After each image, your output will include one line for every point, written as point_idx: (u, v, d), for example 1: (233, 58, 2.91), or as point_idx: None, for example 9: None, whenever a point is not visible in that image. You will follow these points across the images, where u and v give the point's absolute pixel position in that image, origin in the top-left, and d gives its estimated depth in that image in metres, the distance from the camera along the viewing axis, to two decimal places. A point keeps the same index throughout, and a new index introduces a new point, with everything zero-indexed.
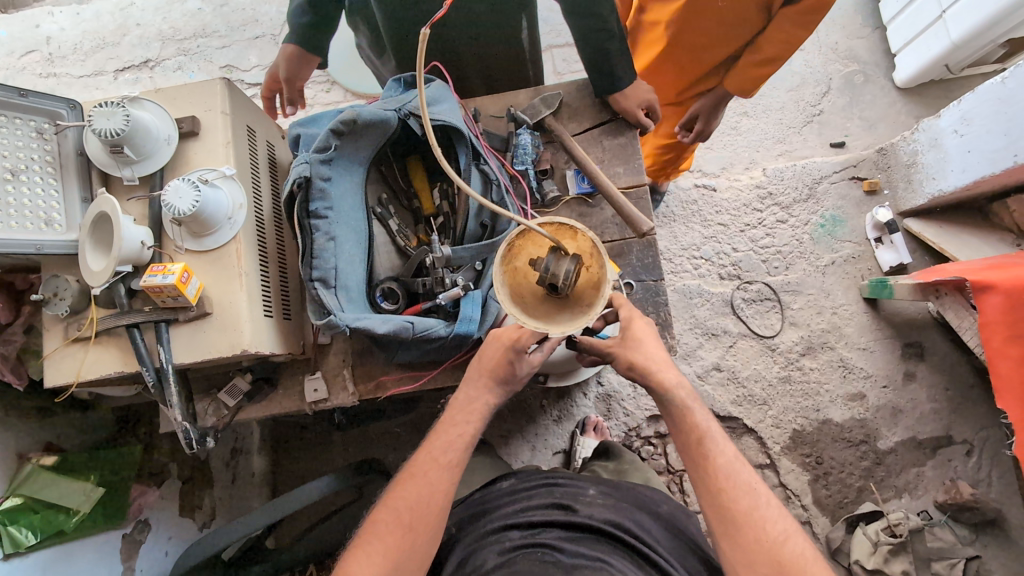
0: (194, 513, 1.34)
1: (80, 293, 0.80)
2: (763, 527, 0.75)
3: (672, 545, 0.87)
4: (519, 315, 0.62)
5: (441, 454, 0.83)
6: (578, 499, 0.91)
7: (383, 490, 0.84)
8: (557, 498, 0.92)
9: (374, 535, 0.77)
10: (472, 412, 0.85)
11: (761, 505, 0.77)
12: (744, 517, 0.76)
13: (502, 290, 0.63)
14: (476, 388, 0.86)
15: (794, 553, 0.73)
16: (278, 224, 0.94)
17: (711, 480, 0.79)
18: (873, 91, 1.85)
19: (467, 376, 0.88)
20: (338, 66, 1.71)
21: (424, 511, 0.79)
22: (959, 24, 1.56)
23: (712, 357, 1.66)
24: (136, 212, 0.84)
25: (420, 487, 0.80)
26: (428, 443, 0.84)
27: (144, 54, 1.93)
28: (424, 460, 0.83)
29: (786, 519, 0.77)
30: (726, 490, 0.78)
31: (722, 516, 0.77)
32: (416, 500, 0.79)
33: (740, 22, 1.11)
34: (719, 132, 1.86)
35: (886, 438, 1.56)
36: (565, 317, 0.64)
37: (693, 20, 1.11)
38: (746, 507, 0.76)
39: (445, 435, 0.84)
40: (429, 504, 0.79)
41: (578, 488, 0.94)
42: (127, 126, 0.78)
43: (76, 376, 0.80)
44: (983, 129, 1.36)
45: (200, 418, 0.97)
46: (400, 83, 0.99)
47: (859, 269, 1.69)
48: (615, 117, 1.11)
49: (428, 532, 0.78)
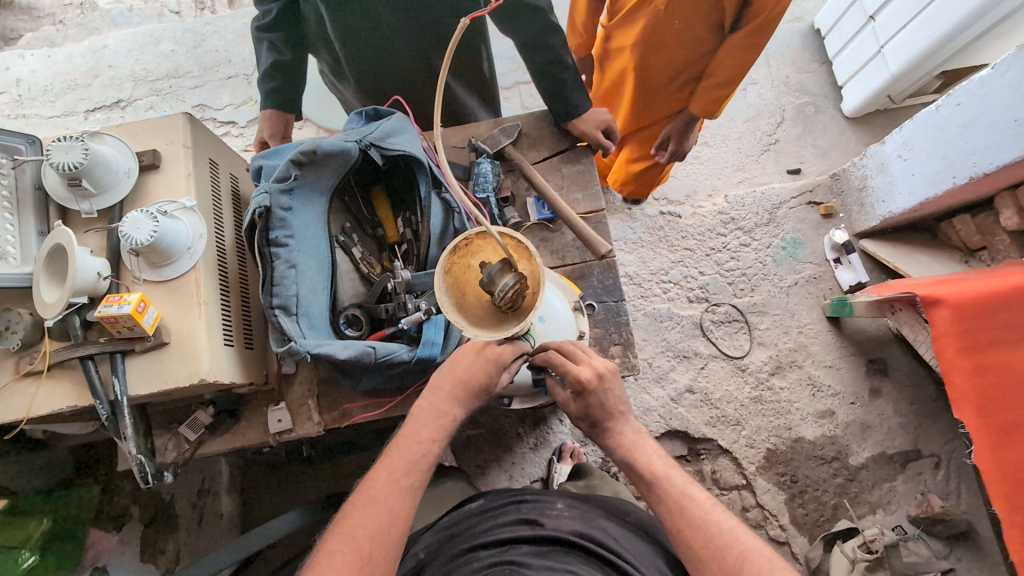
0: (156, 559, 1.29)
1: (34, 325, 0.79)
2: (719, 557, 0.75)
3: (639, 550, 0.87)
4: (449, 308, 0.65)
5: (403, 477, 0.82)
6: (545, 513, 0.91)
7: (338, 511, 0.82)
8: (524, 513, 0.91)
9: (331, 564, 0.74)
10: (436, 432, 0.85)
11: (716, 535, 0.77)
12: (703, 551, 0.77)
13: (442, 281, 0.66)
14: (440, 402, 0.84)
15: (752, 573, 0.73)
16: (241, 254, 0.95)
17: (669, 522, 0.81)
18: (824, 120, 1.95)
19: (433, 383, 0.86)
20: (310, 103, 1.76)
21: (386, 537, 0.78)
22: (896, 58, 1.66)
23: (685, 380, 1.68)
24: (94, 244, 0.84)
25: (381, 511, 0.79)
26: (392, 464, 0.83)
27: (116, 94, 1.95)
28: (385, 480, 0.81)
29: (743, 539, 0.77)
30: (683, 528, 0.79)
31: (686, 556, 0.78)
32: (377, 526, 0.78)
33: (698, 43, 1.18)
34: (683, 160, 1.93)
35: (857, 453, 1.58)
36: (491, 327, 0.68)
37: (654, 43, 1.18)
38: (702, 541, 0.77)
39: (405, 455, 0.83)
40: (390, 531, 0.78)
41: (545, 502, 0.94)
42: (85, 159, 0.79)
43: (27, 412, 0.78)
44: (923, 154, 1.44)
45: (160, 453, 0.95)
46: (363, 116, 1.03)
47: (820, 289, 1.75)
48: (574, 145, 1.16)
49: (387, 558, 0.77)
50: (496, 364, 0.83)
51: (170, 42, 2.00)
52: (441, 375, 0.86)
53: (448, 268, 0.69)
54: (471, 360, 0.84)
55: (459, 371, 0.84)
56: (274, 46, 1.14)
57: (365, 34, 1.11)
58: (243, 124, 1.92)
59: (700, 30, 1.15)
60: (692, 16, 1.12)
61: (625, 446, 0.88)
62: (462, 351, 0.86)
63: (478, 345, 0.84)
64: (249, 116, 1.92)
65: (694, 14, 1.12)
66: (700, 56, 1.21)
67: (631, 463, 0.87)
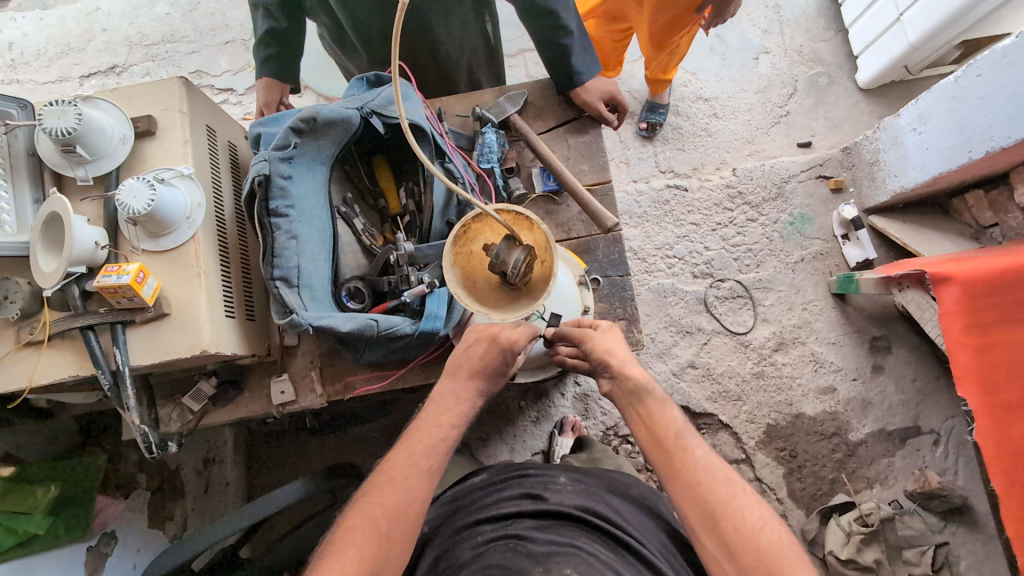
0: (164, 524, 1.32)
1: (33, 295, 0.78)
2: (741, 515, 0.75)
3: (640, 523, 0.87)
4: (464, 298, 0.63)
5: (421, 460, 0.82)
6: (549, 487, 0.92)
7: (356, 491, 0.83)
8: (528, 488, 0.92)
9: (350, 543, 0.74)
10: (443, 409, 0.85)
11: (738, 495, 0.77)
12: (722, 507, 0.76)
13: (452, 272, 0.64)
14: (462, 387, 0.87)
15: (772, 539, 0.74)
16: (240, 224, 0.93)
17: (687, 476, 0.79)
18: (837, 92, 1.90)
19: (451, 369, 0.89)
20: (311, 71, 1.72)
21: (395, 514, 0.78)
22: (916, 26, 1.61)
23: (687, 355, 1.68)
24: (90, 213, 0.82)
25: (399, 492, 0.80)
26: (410, 449, 0.83)
27: (111, 60, 1.90)
28: (405, 462, 0.82)
29: (764, 508, 0.77)
30: (704, 482, 0.78)
31: (702, 512, 0.77)
32: (393, 505, 0.78)
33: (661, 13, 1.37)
34: (692, 132, 1.88)
35: (857, 429, 1.59)
36: (513, 307, 0.66)
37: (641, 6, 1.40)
38: (724, 498, 0.77)
39: (423, 440, 0.84)
40: (407, 509, 0.79)
41: (548, 477, 0.94)
42: (79, 125, 0.76)
43: (29, 380, 0.78)
44: (939, 126, 1.40)
45: (165, 423, 0.96)
46: (364, 83, 1.00)
47: (827, 265, 1.73)
48: (581, 115, 1.13)
49: (404, 539, 0.77)
50: (508, 350, 0.84)
51: (165, 5, 1.94)
52: (456, 362, 0.88)
53: (451, 257, 0.67)
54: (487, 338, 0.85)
55: (474, 359, 0.86)
56: (270, 13, 1.10)
57: None
58: (241, 91, 1.87)
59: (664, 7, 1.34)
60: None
61: (656, 401, 0.84)
62: (475, 339, 0.87)
63: (490, 333, 0.85)
64: (247, 83, 1.87)
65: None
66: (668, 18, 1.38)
67: (656, 413, 0.84)
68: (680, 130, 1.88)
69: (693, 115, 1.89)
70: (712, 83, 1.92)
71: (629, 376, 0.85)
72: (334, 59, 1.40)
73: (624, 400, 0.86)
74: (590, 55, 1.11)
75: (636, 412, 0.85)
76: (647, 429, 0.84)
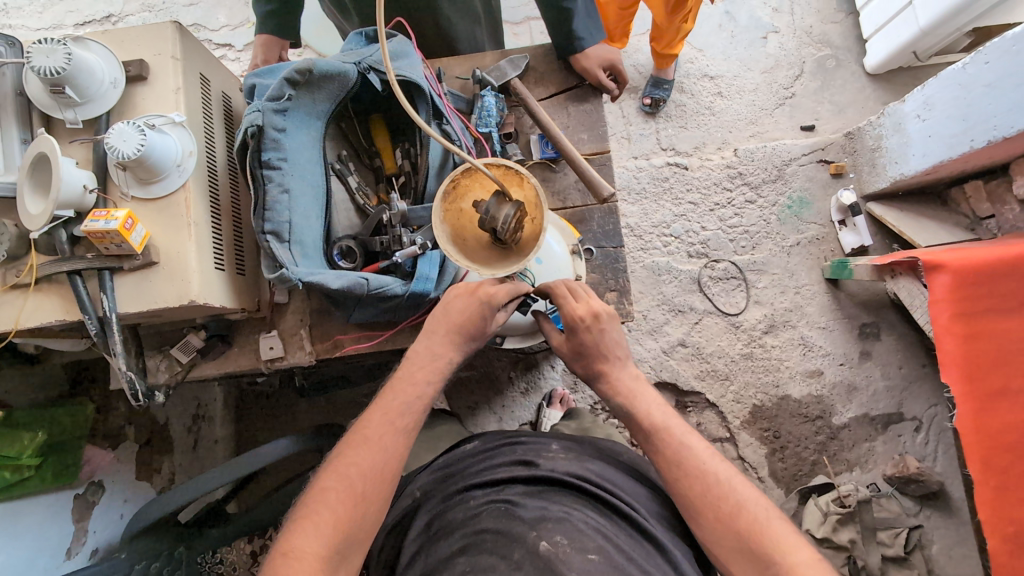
0: (152, 477, 1.35)
1: (19, 238, 0.77)
2: (718, 501, 0.78)
3: (633, 489, 0.89)
4: (455, 254, 0.63)
5: (397, 419, 0.84)
6: (541, 454, 0.93)
7: (332, 451, 0.84)
8: (520, 455, 0.93)
9: (323, 503, 0.76)
10: (431, 371, 0.87)
11: (713, 485, 0.79)
12: (698, 497, 0.79)
13: (441, 229, 0.63)
14: (435, 343, 0.87)
15: (749, 521, 0.75)
16: (233, 176, 0.92)
17: (669, 470, 0.82)
18: (844, 76, 1.87)
19: (428, 329, 0.88)
20: (312, 29, 1.68)
21: (379, 475, 0.80)
22: (928, 11, 1.58)
23: (678, 334, 1.68)
24: (79, 156, 0.81)
25: (373, 451, 0.81)
26: (385, 408, 0.84)
27: (106, 8, 1.85)
28: (379, 421, 0.83)
29: (742, 489, 0.79)
30: (682, 477, 0.81)
31: (685, 502, 0.80)
32: (369, 465, 0.80)
33: None
34: (695, 110, 1.85)
35: (841, 413, 1.61)
36: (503, 264, 0.66)
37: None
38: (700, 489, 0.79)
39: (399, 399, 0.85)
40: (383, 470, 0.80)
41: (540, 444, 0.96)
42: (69, 65, 0.75)
43: (15, 323, 0.77)
44: (943, 114, 1.39)
45: (152, 374, 0.96)
46: (363, 38, 0.97)
47: (822, 250, 1.73)
48: (582, 83, 1.11)
49: (379, 497, 0.79)
50: (488, 305, 0.84)
51: None
52: (435, 320, 0.88)
53: (441, 214, 0.67)
54: (470, 291, 0.86)
55: (453, 313, 0.87)
56: None
57: None
58: (240, 48, 1.83)
59: None
60: None
61: (634, 386, 0.90)
62: (455, 295, 0.88)
63: (470, 288, 0.86)
64: (245, 39, 1.83)
65: None
66: None
67: (637, 406, 0.88)
68: (683, 107, 1.86)
69: (699, 92, 1.86)
70: (719, 61, 1.89)
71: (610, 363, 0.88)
72: (333, 15, 1.36)
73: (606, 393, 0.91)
74: (593, 21, 1.09)
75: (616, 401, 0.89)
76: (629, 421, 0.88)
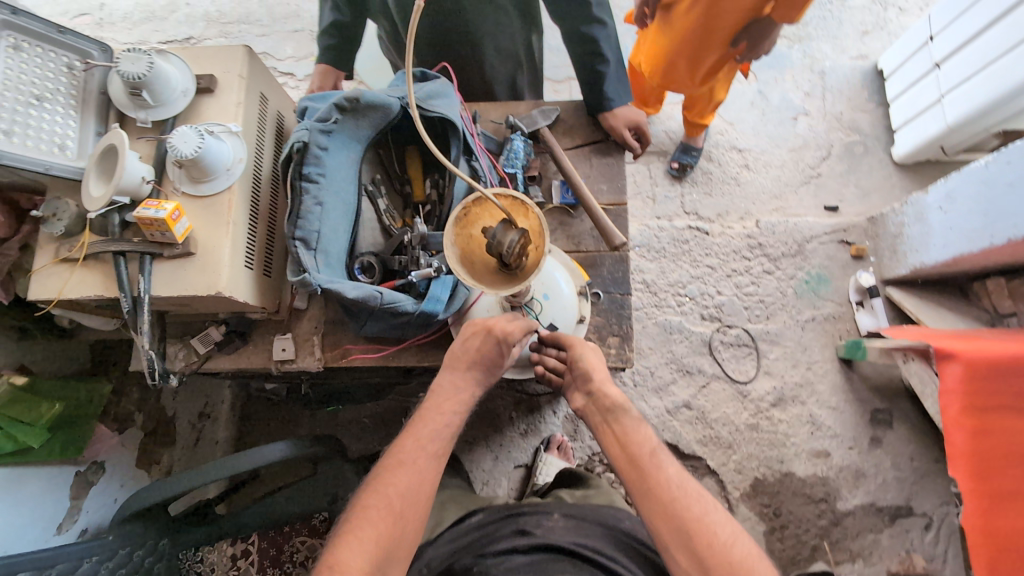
0: (150, 467, 1.41)
1: (77, 217, 0.86)
2: (713, 531, 0.76)
3: (629, 552, 0.92)
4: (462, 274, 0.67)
5: (428, 444, 0.87)
6: (540, 523, 0.95)
7: (369, 472, 0.86)
8: (520, 526, 0.96)
9: (366, 520, 0.79)
10: (457, 404, 0.90)
11: (711, 510, 0.79)
12: (694, 523, 0.77)
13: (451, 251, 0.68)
14: (458, 376, 0.91)
15: (742, 553, 0.75)
16: (274, 186, 1.00)
17: (664, 492, 0.80)
18: (871, 162, 1.92)
19: (450, 361, 0.92)
20: (368, 67, 1.83)
21: (417, 496, 0.83)
22: (955, 109, 1.63)
23: (684, 395, 1.68)
24: (142, 151, 0.90)
25: (409, 474, 0.84)
26: (417, 435, 0.87)
27: (188, 31, 2.04)
28: (412, 447, 0.86)
29: (733, 522, 0.79)
30: (680, 499, 0.79)
31: (679, 528, 0.77)
32: (406, 487, 0.82)
33: (705, 62, 1.43)
34: (721, 180, 1.91)
35: (846, 499, 1.57)
36: (507, 287, 0.69)
37: (680, 65, 1.45)
38: (697, 515, 0.78)
39: (429, 426, 0.88)
40: (418, 494, 0.83)
41: (541, 514, 0.98)
42: (149, 72, 0.85)
43: (58, 294, 0.85)
44: (964, 208, 1.41)
45: (169, 360, 1.02)
46: (409, 76, 1.06)
47: (837, 329, 1.73)
48: (607, 138, 1.18)
49: (416, 519, 0.82)
50: (503, 342, 0.88)
51: None
52: (455, 354, 0.92)
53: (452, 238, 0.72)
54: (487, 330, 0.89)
55: (470, 350, 0.91)
56: (337, 7, 1.19)
57: None
58: (301, 77, 1.99)
59: (709, 48, 1.38)
60: (709, 39, 1.36)
61: (631, 421, 0.88)
62: (472, 331, 0.91)
63: (486, 324, 0.90)
64: (307, 70, 1.99)
65: (709, 36, 1.35)
66: (711, 64, 1.43)
67: (630, 431, 0.87)
68: (710, 175, 1.92)
69: (726, 163, 1.93)
70: (748, 136, 1.96)
71: (607, 394, 0.90)
72: (388, 56, 1.48)
73: (599, 419, 0.90)
74: (624, 84, 1.18)
75: (609, 427, 0.89)
76: (621, 444, 0.86)
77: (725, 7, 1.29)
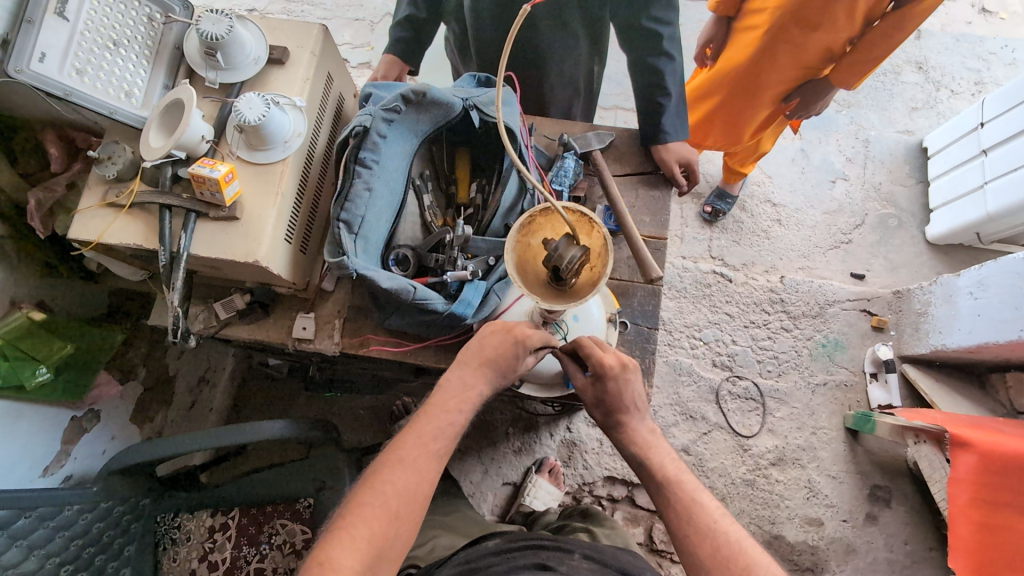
0: (142, 423, 1.38)
1: (131, 163, 0.86)
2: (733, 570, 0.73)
3: None
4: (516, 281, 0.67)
5: (430, 443, 0.83)
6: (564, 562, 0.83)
7: (367, 468, 0.83)
8: (541, 558, 0.83)
9: (361, 518, 0.76)
10: (465, 401, 0.86)
11: (731, 548, 0.75)
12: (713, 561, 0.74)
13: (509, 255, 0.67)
14: (469, 372, 0.87)
15: None
16: (324, 165, 1.00)
17: (684, 528, 0.78)
18: (903, 237, 1.91)
19: (461, 359, 0.89)
20: (424, 66, 1.85)
21: (412, 496, 0.79)
22: (998, 198, 1.63)
23: (684, 439, 1.65)
24: (205, 110, 0.90)
25: (407, 472, 0.81)
26: (420, 432, 0.84)
27: (253, 3, 2.07)
28: (414, 444, 0.83)
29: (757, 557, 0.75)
30: (697, 537, 0.76)
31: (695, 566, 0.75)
32: (404, 485, 0.79)
33: (753, 113, 1.43)
34: (752, 230, 1.91)
35: (833, 572, 1.53)
36: (557, 302, 0.68)
37: (729, 111, 1.45)
38: (717, 550, 0.75)
39: (432, 423, 0.85)
40: (417, 491, 0.80)
41: (564, 549, 0.86)
42: (228, 35, 0.86)
43: (98, 236, 0.84)
44: (997, 297, 1.39)
45: (190, 319, 1.01)
46: (474, 80, 1.07)
47: (848, 398, 1.71)
48: (656, 171, 1.18)
49: (412, 519, 0.79)
50: (522, 347, 0.85)
51: None
52: (469, 352, 0.89)
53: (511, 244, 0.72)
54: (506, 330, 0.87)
55: (486, 350, 0.87)
56: (412, 3, 1.20)
57: (495, 13, 1.15)
58: (354, 65, 2.01)
59: (760, 101, 1.39)
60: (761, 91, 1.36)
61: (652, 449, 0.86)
62: (489, 331, 0.89)
63: (506, 326, 0.88)
64: (361, 59, 2.02)
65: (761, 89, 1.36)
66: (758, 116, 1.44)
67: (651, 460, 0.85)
68: (740, 224, 1.92)
69: (759, 214, 1.92)
70: (784, 192, 1.96)
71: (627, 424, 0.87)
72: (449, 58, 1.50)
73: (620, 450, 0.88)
74: (682, 121, 1.18)
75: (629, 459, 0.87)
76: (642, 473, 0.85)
77: (783, 63, 1.29)
